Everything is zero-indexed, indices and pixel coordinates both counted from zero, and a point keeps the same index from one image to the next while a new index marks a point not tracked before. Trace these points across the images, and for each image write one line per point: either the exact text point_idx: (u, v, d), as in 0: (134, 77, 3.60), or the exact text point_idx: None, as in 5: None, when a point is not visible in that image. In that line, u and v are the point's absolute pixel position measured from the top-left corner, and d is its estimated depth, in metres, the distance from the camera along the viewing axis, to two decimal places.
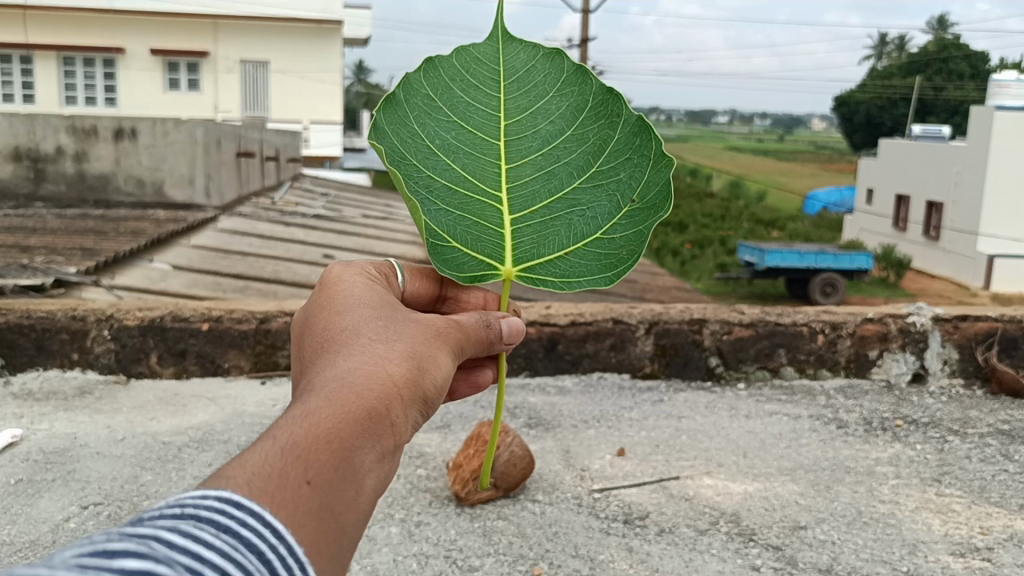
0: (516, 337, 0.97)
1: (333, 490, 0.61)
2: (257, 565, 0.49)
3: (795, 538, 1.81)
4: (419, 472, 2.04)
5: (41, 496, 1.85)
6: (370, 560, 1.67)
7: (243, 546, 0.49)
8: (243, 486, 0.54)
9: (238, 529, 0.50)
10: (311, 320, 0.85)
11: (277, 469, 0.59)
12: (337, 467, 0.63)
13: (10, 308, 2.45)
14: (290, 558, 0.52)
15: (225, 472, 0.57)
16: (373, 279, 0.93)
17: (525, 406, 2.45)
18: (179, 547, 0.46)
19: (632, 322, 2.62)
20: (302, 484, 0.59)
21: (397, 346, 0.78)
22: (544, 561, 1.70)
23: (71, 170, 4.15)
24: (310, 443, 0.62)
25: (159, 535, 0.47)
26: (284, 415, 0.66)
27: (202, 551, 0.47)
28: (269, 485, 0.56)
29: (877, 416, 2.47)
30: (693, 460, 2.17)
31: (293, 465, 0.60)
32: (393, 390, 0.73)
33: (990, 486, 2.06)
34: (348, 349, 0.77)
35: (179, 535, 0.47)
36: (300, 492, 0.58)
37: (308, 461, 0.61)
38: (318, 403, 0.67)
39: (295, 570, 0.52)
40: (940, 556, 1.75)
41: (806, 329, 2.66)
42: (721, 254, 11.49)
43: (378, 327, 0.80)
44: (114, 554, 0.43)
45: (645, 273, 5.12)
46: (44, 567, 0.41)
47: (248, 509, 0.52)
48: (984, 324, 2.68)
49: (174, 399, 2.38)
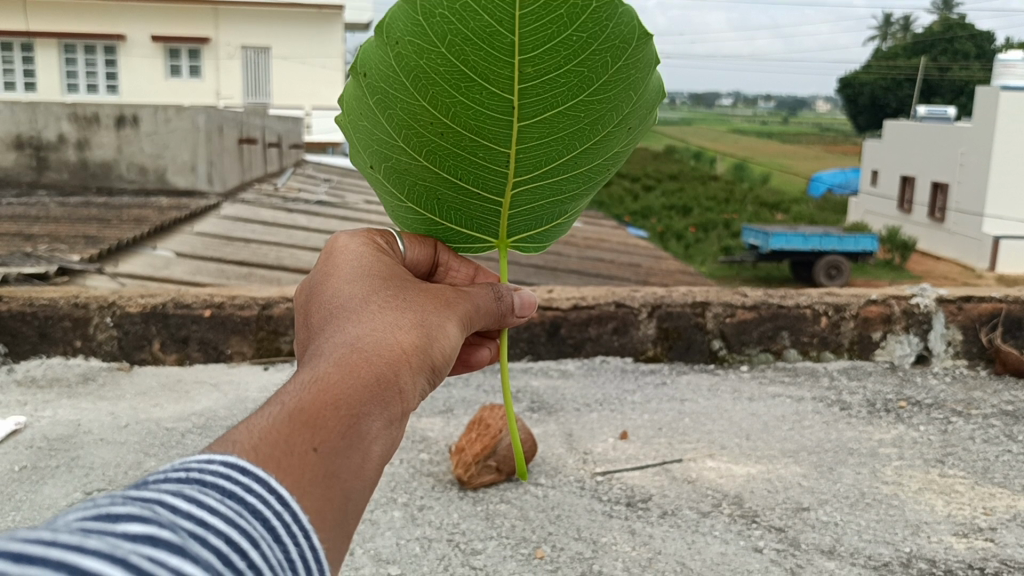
0: (527, 311, 0.99)
1: (341, 458, 0.59)
2: (261, 533, 0.48)
3: (798, 519, 1.81)
4: (422, 456, 2.04)
5: (44, 483, 1.86)
6: (372, 544, 1.68)
7: (247, 513, 0.48)
8: (247, 452, 0.53)
9: (244, 495, 0.49)
10: (316, 289, 0.83)
11: (284, 435, 0.57)
12: (345, 434, 0.61)
13: (13, 296, 2.46)
14: (295, 525, 0.51)
15: (231, 439, 0.56)
16: (381, 248, 0.92)
17: (527, 390, 2.45)
18: (183, 512, 0.45)
19: (635, 305, 2.62)
20: (308, 451, 0.57)
21: (406, 316, 0.77)
22: (547, 544, 1.70)
23: (74, 158, 4.16)
24: (317, 409, 0.61)
25: (163, 500, 0.46)
26: (292, 383, 0.64)
27: (206, 517, 0.46)
28: (275, 452, 0.55)
29: (880, 397, 2.47)
30: (696, 443, 2.17)
31: (301, 431, 0.58)
32: (401, 358, 0.71)
33: (994, 467, 2.06)
34: (358, 318, 0.75)
35: (183, 500, 0.46)
36: (307, 459, 0.57)
37: (316, 427, 0.59)
38: (326, 370, 0.66)
39: (300, 539, 0.50)
40: (943, 536, 1.75)
41: (810, 311, 2.66)
42: (726, 237, 11.47)
43: (386, 297, 0.79)
44: (117, 518, 0.42)
45: (650, 256, 5.12)
46: (46, 530, 0.40)
47: (254, 475, 0.51)
48: (988, 306, 2.68)
49: (177, 385, 2.39)
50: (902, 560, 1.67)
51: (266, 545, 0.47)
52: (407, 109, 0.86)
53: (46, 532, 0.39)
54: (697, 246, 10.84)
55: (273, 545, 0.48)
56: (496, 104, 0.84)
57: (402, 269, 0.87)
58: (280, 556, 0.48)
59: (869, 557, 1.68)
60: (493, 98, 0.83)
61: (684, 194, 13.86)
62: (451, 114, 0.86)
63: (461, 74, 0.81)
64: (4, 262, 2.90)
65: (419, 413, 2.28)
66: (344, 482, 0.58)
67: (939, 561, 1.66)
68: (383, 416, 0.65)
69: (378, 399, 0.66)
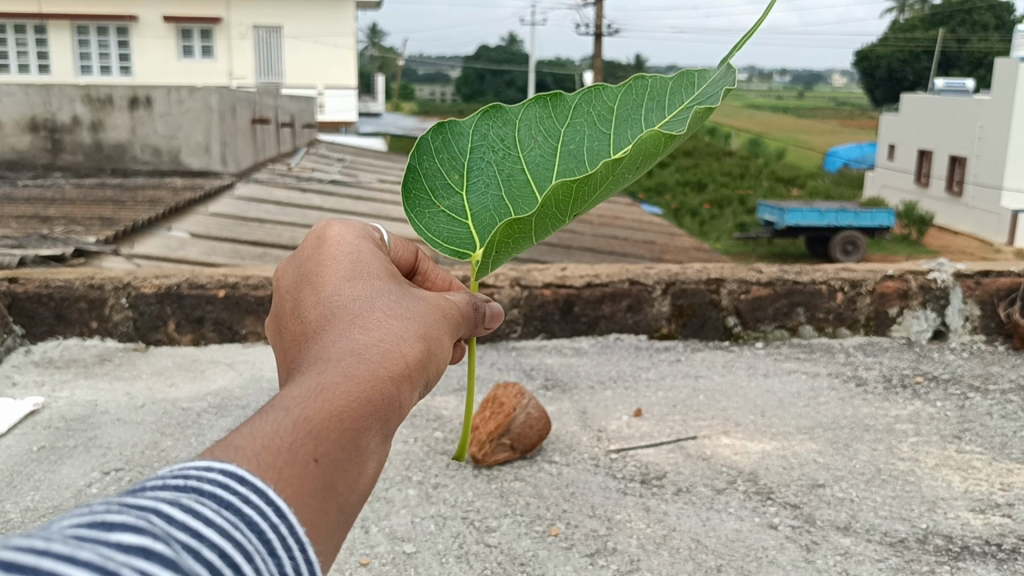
0: (495, 321, 0.95)
1: (340, 470, 0.56)
2: (256, 546, 0.45)
3: (814, 496, 1.81)
4: (436, 434, 2.04)
5: (63, 463, 1.88)
6: (388, 521, 1.68)
7: (243, 525, 0.45)
8: (252, 461, 0.50)
9: (240, 506, 0.46)
10: (307, 284, 0.79)
11: (288, 440, 0.54)
12: (347, 446, 0.58)
13: (28, 278, 2.46)
14: (291, 538, 0.48)
15: (238, 441, 0.52)
16: (377, 245, 0.88)
17: (541, 367, 2.45)
18: (178, 523, 0.42)
19: (649, 283, 2.60)
20: (310, 461, 0.54)
21: (409, 321, 0.74)
22: (561, 521, 1.70)
23: (88, 140, 4.03)
24: (324, 420, 0.57)
25: (158, 508, 0.43)
26: (303, 383, 0.60)
27: (201, 529, 0.43)
28: (278, 460, 0.52)
29: (897, 373, 2.46)
30: (711, 420, 2.16)
31: (305, 441, 0.55)
32: (404, 370, 0.68)
33: (1012, 443, 2.05)
34: (362, 319, 0.72)
35: (179, 510, 0.43)
36: (309, 469, 0.54)
37: (321, 435, 0.56)
38: (336, 375, 0.62)
39: (296, 552, 0.47)
40: (960, 512, 1.75)
41: (825, 287, 2.64)
42: (741, 214, 11.39)
43: (390, 303, 0.75)
44: (111, 527, 0.40)
45: (666, 233, 5.07)
46: (37, 537, 0.37)
47: (252, 485, 0.48)
48: (1007, 280, 2.65)
49: (192, 364, 2.40)
50: (918, 536, 1.66)
51: (260, 559, 0.44)
52: (546, 213, 0.90)
53: (36, 540, 0.37)
54: (712, 223, 10.80)
55: (268, 559, 0.45)
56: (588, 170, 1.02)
57: (399, 274, 0.84)
58: (274, 571, 0.45)
59: (886, 534, 1.67)
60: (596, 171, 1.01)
61: (698, 171, 13.84)
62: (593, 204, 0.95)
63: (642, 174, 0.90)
64: (20, 244, 2.93)
65: (434, 391, 2.28)
66: (341, 495, 0.56)
67: (955, 538, 1.65)
68: (382, 431, 0.62)
69: (381, 414, 0.62)
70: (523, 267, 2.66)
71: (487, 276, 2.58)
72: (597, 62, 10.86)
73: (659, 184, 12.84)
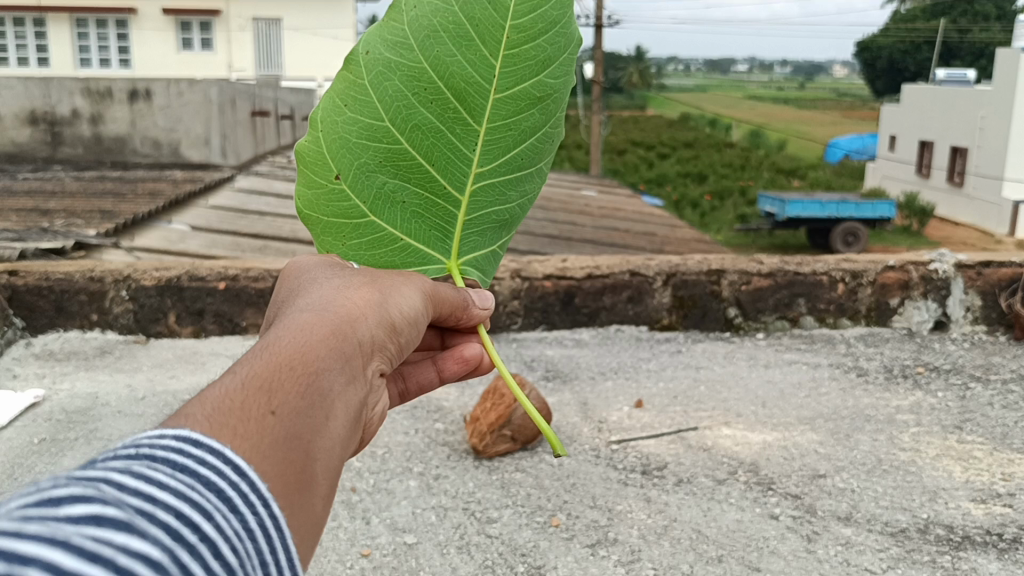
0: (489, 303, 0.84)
1: (302, 420, 0.52)
2: (215, 504, 0.41)
3: (814, 486, 1.81)
4: (437, 426, 2.04)
5: (64, 455, 1.88)
6: (388, 513, 1.69)
7: (201, 485, 0.41)
8: (204, 423, 0.46)
9: (196, 467, 0.42)
10: (267, 298, 0.76)
11: (237, 398, 0.50)
12: (304, 396, 0.54)
13: (28, 270, 2.46)
14: (254, 494, 0.43)
15: (180, 412, 0.48)
16: None
17: (542, 359, 2.45)
18: (131, 489, 0.38)
19: (650, 274, 2.59)
20: (265, 414, 0.50)
21: (355, 281, 0.71)
22: (562, 512, 1.70)
23: (87, 132, 3.91)
24: (272, 374, 0.53)
25: (107, 477, 0.39)
26: (244, 352, 0.57)
27: (154, 492, 0.38)
28: (232, 418, 0.48)
29: (898, 363, 2.45)
30: (712, 411, 2.16)
31: (255, 393, 0.51)
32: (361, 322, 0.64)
33: (1013, 433, 2.04)
34: (306, 296, 0.69)
35: (129, 476, 0.39)
36: (265, 422, 0.50)
37: (272, 389, 0.52)
38: (277, 335, 0.59)
39: (258, 508, 0.43)
40: (960, 502, 1.75)
41: (826, 278, 2.63)
42: (742, 205, 11.38)
43: (343, 277, 0.72)
44: (59, 500, 0.35)
45: (666, 224, 5.06)
46: None
47: (208, 447, 0.44)
48: (1008, 270, 2.65)
49: (193, 357, 2.40)
50: (919, 526, 1.67)
51: (221, 516, 0.40)
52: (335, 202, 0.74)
53: None
54: (713, 215, 10.78)
55: (229, 515, 0.41)
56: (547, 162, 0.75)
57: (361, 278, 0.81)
58: (237, 528, 0.41)
59: (887, 523, 1.67)
60: (546, 154, 0.74)
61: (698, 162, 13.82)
62: (457, 168, 0.72)
63: (455, 101, 0.69)
64: None
65: None
66: (307, 445, 0.51)
67: (956, 528, 1.65)
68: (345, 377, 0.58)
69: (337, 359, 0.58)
70: (523, 259, 2.65)
71: None
72: (597, 54, 10.81)
73: (659, 176, 12.82)
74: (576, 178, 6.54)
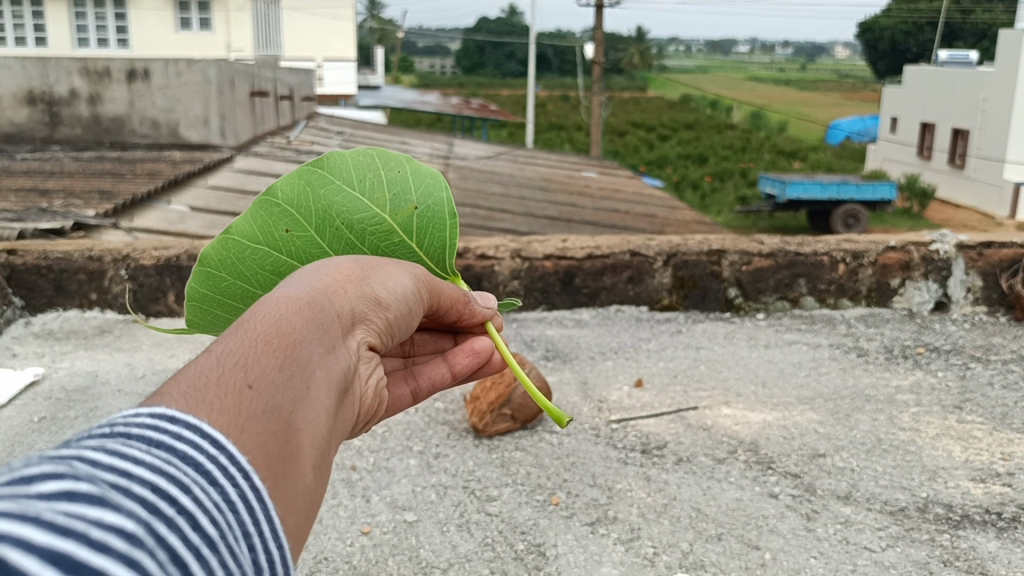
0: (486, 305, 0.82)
1: (281, 390, 0.48)
2: (193, 477, 0.39)
3: (814, 466, 1.81)
4: (436, 405, 2.04)
5: (64, 433, 1.88)
6: (388, 491, 1.69)
7: (178, 460, 0.40)
8: (181, 398, 0.44)
9: (174, 443, 0.40)
10: None
11: (210, 373, 0.46)
12: (283, 367, 0.49)
13: (27, 249, 2.45)
14: (233, 467, 0.42)
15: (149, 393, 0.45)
16: None
17: (542, 339, 2.45)
18: (104, 466, 0.37)
19: (650, 254, 2.59)
20: (241, 388, 0.46)
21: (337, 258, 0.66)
22: (562, 491, 1.70)
23: (86, 112, 4.06)
24: (246, 347, 0.49)
25: (80, 455, 0.38)
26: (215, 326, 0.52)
27: (129, 468, 0.38)
28: (206, 393, 0.45)
29: (898, 344, 2.45)
30: (712, 391, 2.16)
31: (229, 367, 0.47)
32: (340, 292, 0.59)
33: (1012, 413, 2.04)
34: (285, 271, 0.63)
35: (103, 453, 0.38)
36: (241, 397, 0.46)
37: (246, 362, 0.48)
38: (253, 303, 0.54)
39: (239, 481, 0.41)
40: (960, 481, 1.75)
41: (827, 258, 2.63)
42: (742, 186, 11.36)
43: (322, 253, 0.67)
44: (29, 479, 0.35)
45: (667, 206, 5.04)
46: None
47: (185, 422, 0.42)
48: (1009, 251, 2.64)
49: (192, 336, 2.39)
50: (918, 505, 1.67)
51: (201, 489, 0.39)
52: None
53: None
54: (713, 196, 10.76)
55: (209, 488, 0.40)
56: (313, 227, 0.74)
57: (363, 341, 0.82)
58: (218, 499, 0.40)
59: (886, 502, 1.68)
60: (307, 239, 0.74)
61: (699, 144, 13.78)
62: None
63: None
64: (21, 217, 2.92)
65: None
66: (288, 416, 0.48)
67: (955, 506, 1.66)
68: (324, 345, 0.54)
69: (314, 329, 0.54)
70: (523, 239, 2.64)
71: (487, 248, 2.57)
72: (598, 34, 10.76)
73: (660, 158, 12.79)
74: (576, 159, 6.52)
